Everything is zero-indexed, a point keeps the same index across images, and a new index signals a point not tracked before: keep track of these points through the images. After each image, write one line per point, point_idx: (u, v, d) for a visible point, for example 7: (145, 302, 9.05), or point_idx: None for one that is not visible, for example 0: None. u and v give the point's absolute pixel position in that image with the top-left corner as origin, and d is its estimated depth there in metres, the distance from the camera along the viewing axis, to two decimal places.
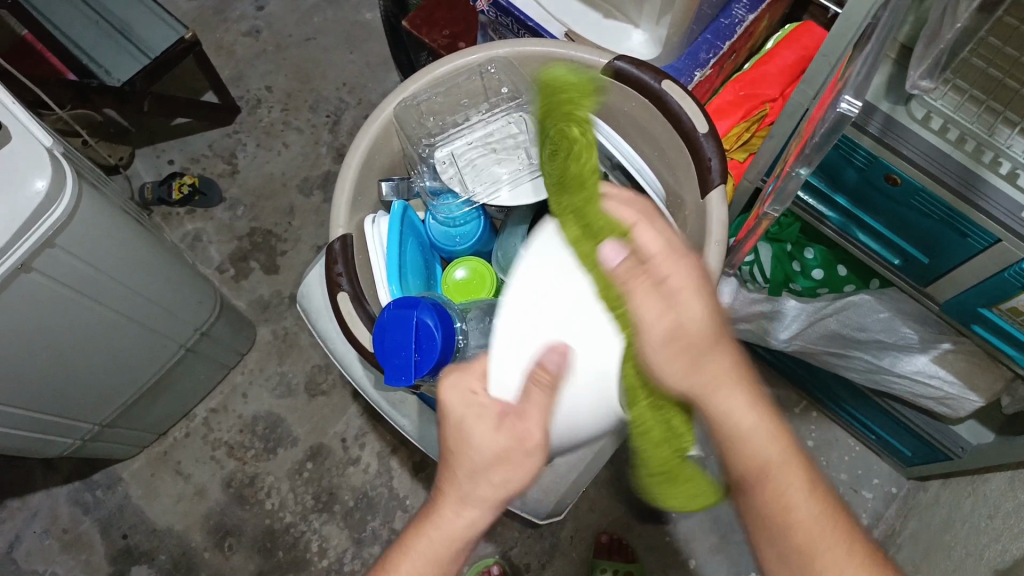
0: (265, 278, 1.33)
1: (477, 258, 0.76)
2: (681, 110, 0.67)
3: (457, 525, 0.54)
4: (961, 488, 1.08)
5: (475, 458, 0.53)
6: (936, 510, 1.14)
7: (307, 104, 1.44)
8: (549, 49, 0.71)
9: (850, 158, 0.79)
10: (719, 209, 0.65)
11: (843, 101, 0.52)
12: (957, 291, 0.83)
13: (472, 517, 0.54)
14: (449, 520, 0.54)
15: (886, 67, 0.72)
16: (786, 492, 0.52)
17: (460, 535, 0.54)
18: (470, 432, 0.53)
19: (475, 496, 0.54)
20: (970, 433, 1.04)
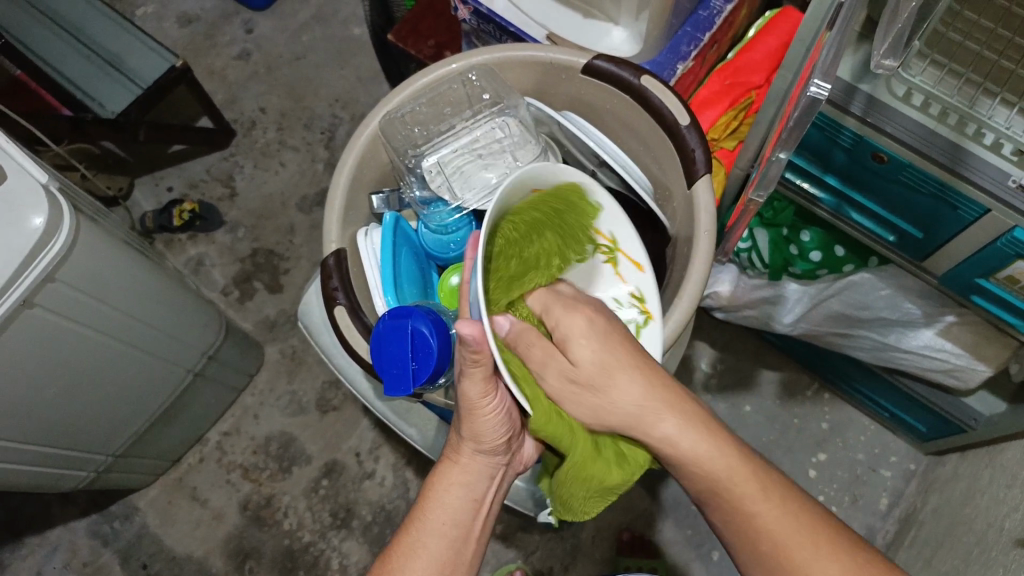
0: (270, 298, 1.35)
1: None
2: (661, 104, 0.68)
3: (460, 498, 0.64)
4: (978, 462, 1.08)
5: (479, 449, 0.65)
6: (953, 488, 1.13)
7: (301, 122, 1.45)
8: (527, 52, 0.71)
9: (835, 139, 0.79)
10: (706, 198, 0.66)
11: (814, 86, 0.52)
12: (954, 263, 0.83)
13: (470, 492, 0.65)
14: (455, 499, 0.64)
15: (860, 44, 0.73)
16: (711, 473, 0.55)
17: (466, 512, 0.64)
18: (475, 422, 0.63)
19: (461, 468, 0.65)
20: (984, 404, 1.04)
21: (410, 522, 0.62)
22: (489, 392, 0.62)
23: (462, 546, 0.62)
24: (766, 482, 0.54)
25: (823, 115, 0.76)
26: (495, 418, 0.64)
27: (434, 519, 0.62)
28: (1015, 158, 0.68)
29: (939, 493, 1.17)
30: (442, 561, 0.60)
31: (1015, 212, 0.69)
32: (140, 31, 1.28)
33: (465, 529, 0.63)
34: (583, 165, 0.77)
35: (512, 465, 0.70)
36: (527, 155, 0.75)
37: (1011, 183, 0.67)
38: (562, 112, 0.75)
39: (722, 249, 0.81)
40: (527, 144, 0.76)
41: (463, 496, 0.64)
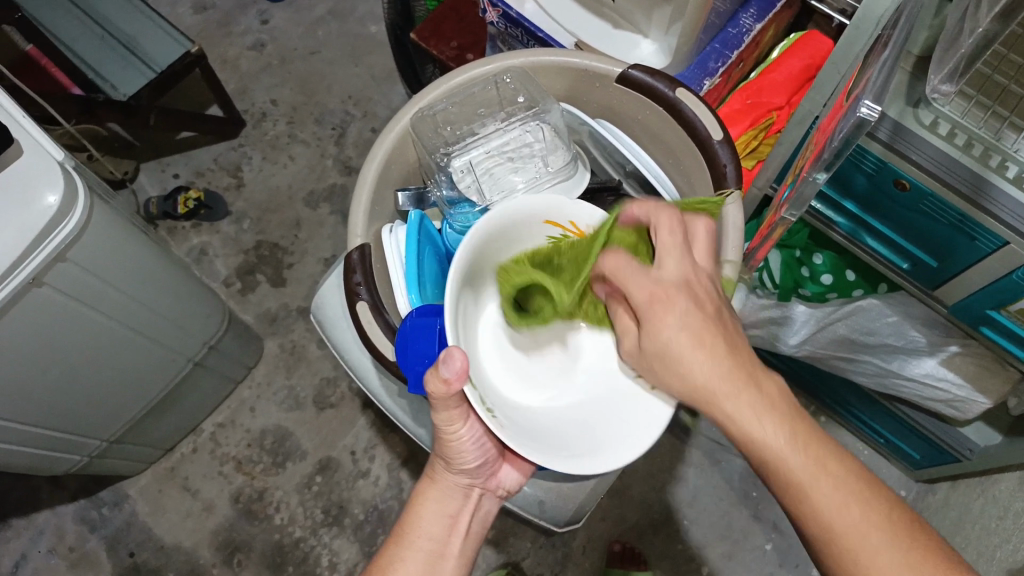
0: (271, 291, 1.33)
1: None
2: (695, 117, 0.68)
3: (431, 516, 0.64)
4: (971, 491, 1.09)
5: (448, 467, 0.66)
6: (946, 516, 1.14)
7: (312, 117, 1.45)
8: (563, 58, 0.71)
9: (858, 165, 0.81)
10: (735, 214, 0.65)
11: (863, 107, 0.51)
12: (965, 294, 0.84)
13: (441, 510, 0.65)
14: (430, 518, 0.64)
15: (900, 75, 0.73)
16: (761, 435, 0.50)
17: (439, 528, 0.64)
18: (443, 445, 0.64)
19: (442, 483, 0.67)
20: (979, 434, 1.04)
21: (389, 543, 0.63)
22: (452, 421, 0.63)
23: (436, 561, 0.62)
24: (828, 471, 0.49)
25: None
26: (465, 444, 0.64)
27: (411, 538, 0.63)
28: None
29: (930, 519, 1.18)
30: None
31: None
32: (156, 14, 1.26)
33: (434, 543, 0.63)
34: (610, 175, 0.80)
35: (489, 492, 0.69)
36: (557, 161, 0.77)
37: None
38: (594, 121, 0.76)
39: (745, 269, 0.82)
40: (557, 150, 0.77)
41: (437, 517, 0.65)
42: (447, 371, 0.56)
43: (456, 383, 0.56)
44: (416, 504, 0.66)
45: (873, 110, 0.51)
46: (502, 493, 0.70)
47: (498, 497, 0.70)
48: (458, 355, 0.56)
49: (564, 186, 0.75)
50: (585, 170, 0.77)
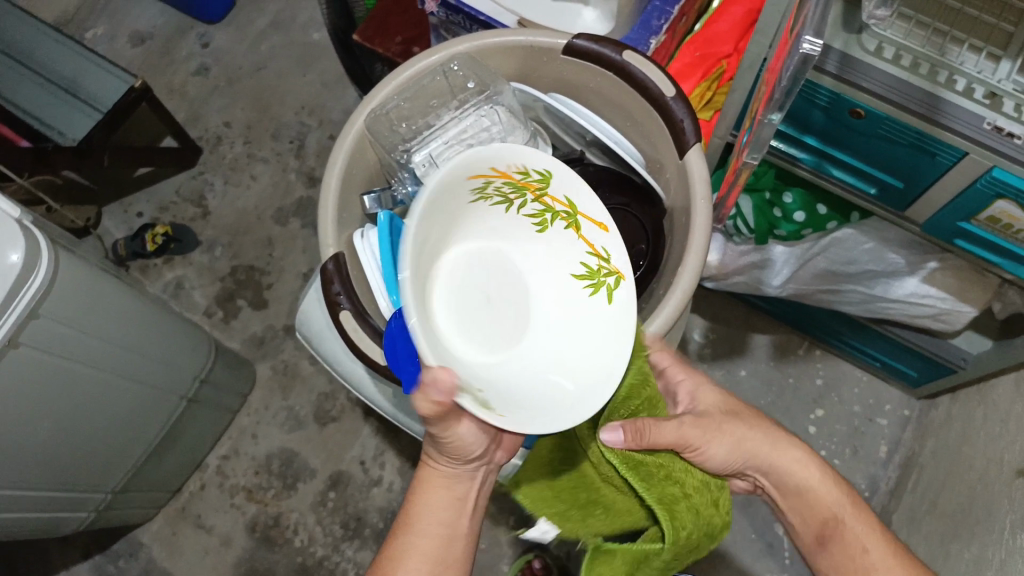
0: (255, 315, 1.32)
1: None
2: (646, 78, 0.68)
3: (439, 499, 0.64)
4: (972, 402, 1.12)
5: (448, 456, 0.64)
6: (950, 430, 1.17)
7: (269, 133, 1.43)
8: (507, 38, 0.71)
9: (812, 100, 0.82)
10: (699, 167, 0.67)
11: (807, 45, 0.52)
12: (936, 209, 0.86)
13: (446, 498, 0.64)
14: (437, 507, 0.64)
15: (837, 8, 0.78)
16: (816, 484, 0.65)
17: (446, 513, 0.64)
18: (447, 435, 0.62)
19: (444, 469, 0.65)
20: (969, 343, 1.07)
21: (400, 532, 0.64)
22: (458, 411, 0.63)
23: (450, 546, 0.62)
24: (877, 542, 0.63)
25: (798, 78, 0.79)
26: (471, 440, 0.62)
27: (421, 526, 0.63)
28: (987, 102, 0.72)
29: (936, 434, 1.20)
30: (431, 565, 0.61)
31: (994, 154, 0.72)
32: (94, 53, 1.24)
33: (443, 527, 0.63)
34: (571, 147, 0.79)
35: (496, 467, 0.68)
36: (517, 141, 0.76)
37: (987, 126, 0.72)
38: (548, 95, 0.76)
39: (717, 217, 0.82)
40: (515, 130, 0.76)
41: (443, 504, 0.64)
42: (434, 393, 0.55)
43: (446, 402, 0.55)
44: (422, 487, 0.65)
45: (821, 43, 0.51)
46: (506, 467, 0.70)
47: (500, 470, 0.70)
48: (441, 374, 0.54)
49: None
50: (546, 148, 0.78)
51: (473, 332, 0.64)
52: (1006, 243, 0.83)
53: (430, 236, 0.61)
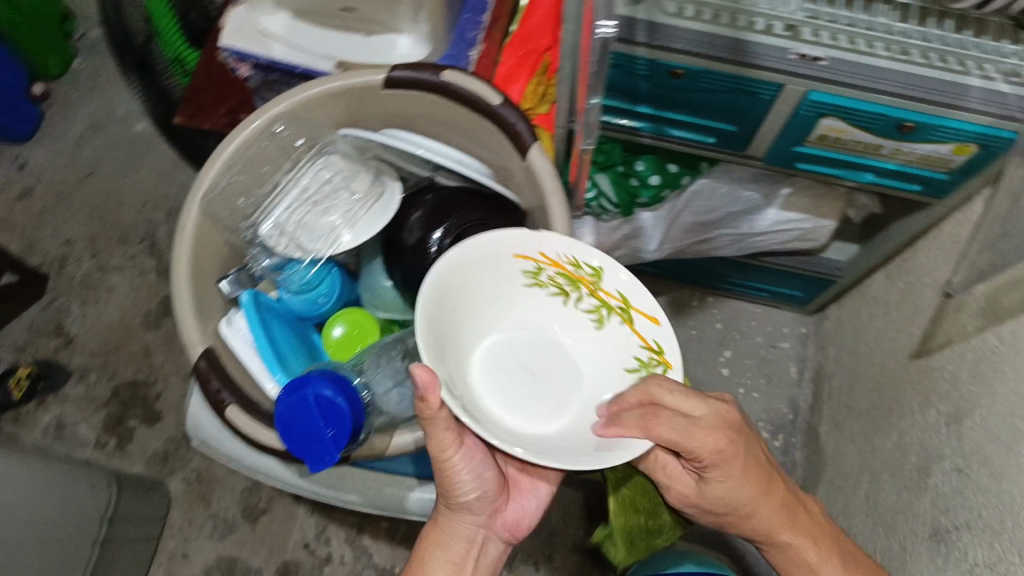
0: (152, 430, 1.24)
1: (347, 311, 0.77)
2: (471, 92, 0.69)
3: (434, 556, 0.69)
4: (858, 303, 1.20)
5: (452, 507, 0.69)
6: (845, 334, 1.25)
7: (115, 239, 1.35)
8: (325, 86, 0.70)
9: (633, 72, 0.85)
10: (544, 163, 0.68)
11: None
12: (772, 142, 0.92)
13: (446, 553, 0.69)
14: (438, 564, 0.69)
15: None
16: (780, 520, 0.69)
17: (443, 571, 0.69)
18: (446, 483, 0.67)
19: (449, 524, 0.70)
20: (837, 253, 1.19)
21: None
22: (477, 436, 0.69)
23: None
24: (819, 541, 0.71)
25: (615, 55, 0.82)
26: (466, 477, 0.67)
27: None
28: (786, 34, 0.79)
29: (834, 342, 1.29)
30: None
31: (803, 79, 0.80)
32: None
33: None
34: (420, 175, 0.78)
35: (495, 534, 0.72)
36: (362, 185, 0.73)
37: (792, 56, 0.78)
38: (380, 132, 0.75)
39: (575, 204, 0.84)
40: (357, 174, 0.73)
41: (443, 564, 0.69)
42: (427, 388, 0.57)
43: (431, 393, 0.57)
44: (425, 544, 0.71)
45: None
46: (508, 538, 0.73)
47: (507, 538, 0.73)
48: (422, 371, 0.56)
49: (378, 207, 0.73)
50: (394, 181, 0.76)
51: (506, 396, 0.66)
52: (838, 154, 0.92)
53: (490, 279, 0.68)
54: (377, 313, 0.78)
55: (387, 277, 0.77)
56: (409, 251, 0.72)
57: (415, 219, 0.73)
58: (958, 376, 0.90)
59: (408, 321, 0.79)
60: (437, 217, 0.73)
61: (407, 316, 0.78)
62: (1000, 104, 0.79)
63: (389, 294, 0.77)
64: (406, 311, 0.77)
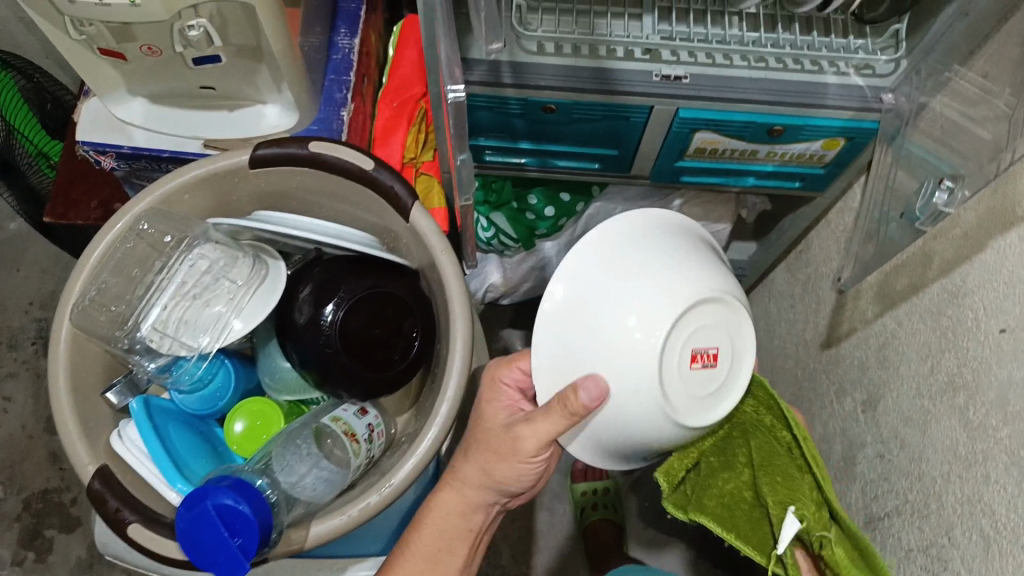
0: (70, 541, 1.17)
1: (246, 404, 0.80)
2: (340, 160, 0.70)
3: (451, 521, 0.78)
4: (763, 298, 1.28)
5: (490, 481, 0.77)
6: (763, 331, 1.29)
7: (3, 344, 1.27)
8: (189, 174, 0.71)
9: (506, 111, 0.87)
10: (425, 220, 0.70)
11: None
12: (654, 161, 0.95)
13: (457, 517, 0.79)
14: (449, 523, 0.78)
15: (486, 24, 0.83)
16: None
17: (450, 534, 0.78)
18: (498, 461, 0.75)
19: (464, 492, 0.79)
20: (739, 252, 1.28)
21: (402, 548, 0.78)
22: (517, 411, 0.77)
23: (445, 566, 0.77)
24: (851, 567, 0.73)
25: (485, 97, 0.85)
26: (517, 466, 0.75)
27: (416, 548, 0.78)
28: (646, 57, 0.83)
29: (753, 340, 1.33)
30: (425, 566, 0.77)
31: (669, 99, 0.84)
32: None
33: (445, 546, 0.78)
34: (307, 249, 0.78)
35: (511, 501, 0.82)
36: (241, 271, 0.72)
37: (655, 77, 0.82)
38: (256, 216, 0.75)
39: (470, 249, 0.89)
40: (235, 261, 0.73)
41: (457, 531, 0.79)
42: None
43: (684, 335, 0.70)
44: (437, 506, 0.79)
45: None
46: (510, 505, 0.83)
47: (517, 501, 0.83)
48: None
49: (263, 288, 0.72)
50: (275, 259, 0.75)
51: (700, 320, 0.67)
52: (718, 164, 0.95)
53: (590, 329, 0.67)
54: (281, 397, 0.82)
55: (285, 361, 0.80)
56: (303, 331, 0.72)
57: (304, 296, 0.73)
58: (865, 362, 0.94)
59: (316, 398, 0.83)
60: (326, 292, 0.72)
61: (314, 396, 0.82)
62: (858, 97, 0.83)
63: (289, 376, 0.81)
64: (313, 392, 0.82)
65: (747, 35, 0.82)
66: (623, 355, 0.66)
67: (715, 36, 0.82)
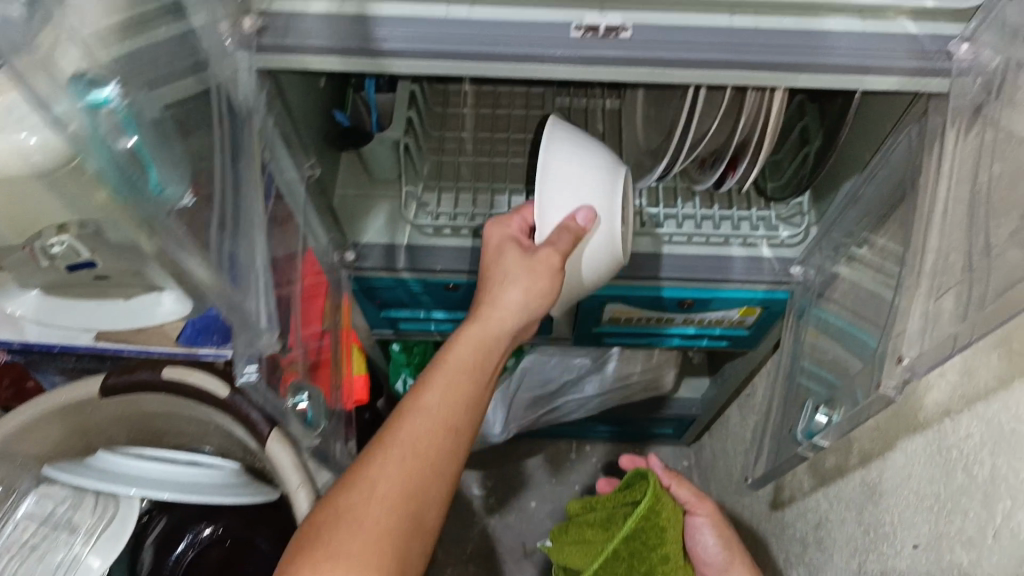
0: None
1: None
2: (202, 385, 0.83)
3: (421, 445, 0.62)
4: (721, 435, 1.28)
5: (501, 314, 0.67)
6: (731, 470, 1.24)
7: None
8: (48, 401, 0.84)
9: (411, 291, 0.86)
10: (284, 455, 0.80)
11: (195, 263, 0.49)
12: (575, 325, 0.93)
13: (434, 429, 0.63)
14: (449, 401, 0.64)
15: (382, 211, 0.84)
16: None
17: (412, 469, 0.60)
18: (537, 280, 0.66)
19: (469, 361, 0.66)
20: (695, 389, 1.25)
21: (353, 499, 0.59)
22: (536, 245, 0.68)
23: (405, 522, 0.59)
24: None
25: (385, 280, 0.83)
26: (535, 296, 0.66)
27: (401, 444, 0.61)
28: None
29: (718, 479, 1.30)
30: (399, 492, 0.59)
31: None
32: None
33: (403, 495, 0.59)
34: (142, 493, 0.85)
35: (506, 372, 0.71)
36: (84, 519, 0.84)
37: None
38: (96, 457, 0.84)
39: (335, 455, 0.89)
40: (80, 506, 0.85)
41: (454, 405, 0.64)
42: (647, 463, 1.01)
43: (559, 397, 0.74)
44: (411, 416, 0.63)
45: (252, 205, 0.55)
46: None
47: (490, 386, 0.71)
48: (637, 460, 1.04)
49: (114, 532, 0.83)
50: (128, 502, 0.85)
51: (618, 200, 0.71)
52: (640, 328, 0.92)
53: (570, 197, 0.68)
54: None
55: None
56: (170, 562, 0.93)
57: (161, 525, 0.95)
58: (804, 537, 0.89)
59: None
60: (191, 520, 0.95)
61: None
62: (771, 271, 0.80)
63: None
64: None
65: (649, 210, 0.82)
66: (588, 173, 0.68)
67: None
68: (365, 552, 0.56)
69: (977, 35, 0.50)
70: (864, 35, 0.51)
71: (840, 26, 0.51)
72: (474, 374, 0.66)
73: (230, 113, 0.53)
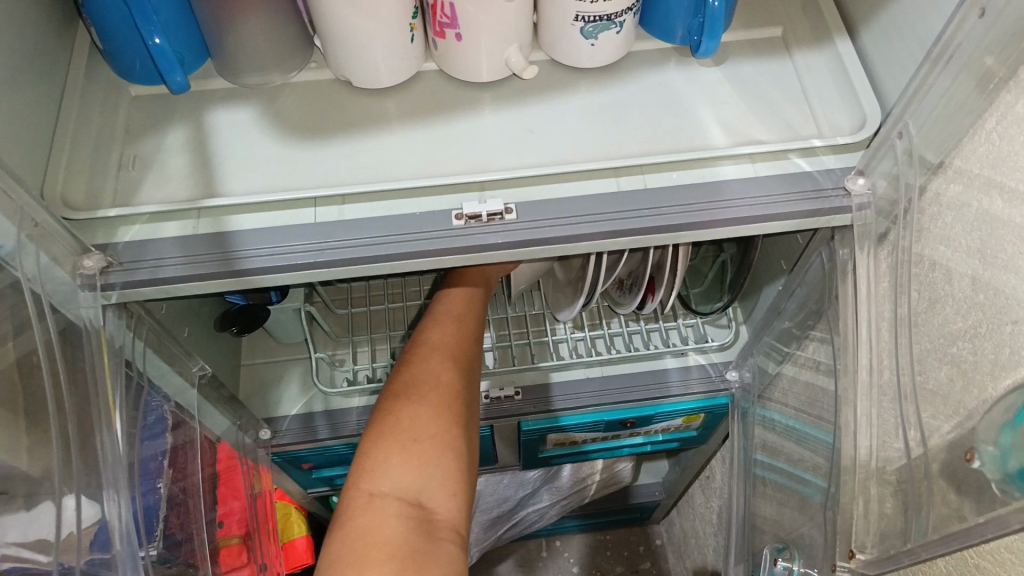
0: None
1: None
2: None
3: (464, 343, 0.64)
4: (687, 515, 1.24)
5: (476, 284, 0.70)
6: (703, 550, 1.19)
7: None
8: None
9: (337, 453, 0.80)
10: None
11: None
12: (519, 451, 0.88)
13: (471, 332, 0.65)
14: (453, 348, 0.63)
15: (294, 376, 0.79)
16: None
17: (454, 368, 0.61)
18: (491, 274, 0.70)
19: (461, 317, 0.66)
20: (650, 473, 1.23)
21: (420, 388, 0.59)
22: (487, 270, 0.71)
23: (435, 460, 0.56)
24: None
25: (308, 450, 0.77)
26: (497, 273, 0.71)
27: (423, 386, 0.59)
28: None
29: (693, 560, 1.25)
30: (425, 432, 0.57)
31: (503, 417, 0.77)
32: None
33: (464, 381, 0.61)
34: None
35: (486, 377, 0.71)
36: None
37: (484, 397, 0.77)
38: None
39: None
40: None
41: (461, 348, 0.63)
42: None
43: None
44: (438, 329, 0.64)
45: (109, 434, 0.47)
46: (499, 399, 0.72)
47: None
48: None
49: None
50: None
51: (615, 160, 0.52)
52: (586, 447, 0.88)
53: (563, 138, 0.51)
54: None
55: None
56: None
57: None
58: None
59: None
60: None
61: None
62: (701, 378, 0.77)
63: None
64: None
65: (573, 336, 0.81)
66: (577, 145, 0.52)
67: (540, 346, 0.81)
68: (440, 432, 0.57)
69: (869, 166, 0.47)
70: (759, 178, 0.48)
71: (731, 174, 0.49)
72: (479, 295, 0.69)
73: (64, 343, 0.45)
